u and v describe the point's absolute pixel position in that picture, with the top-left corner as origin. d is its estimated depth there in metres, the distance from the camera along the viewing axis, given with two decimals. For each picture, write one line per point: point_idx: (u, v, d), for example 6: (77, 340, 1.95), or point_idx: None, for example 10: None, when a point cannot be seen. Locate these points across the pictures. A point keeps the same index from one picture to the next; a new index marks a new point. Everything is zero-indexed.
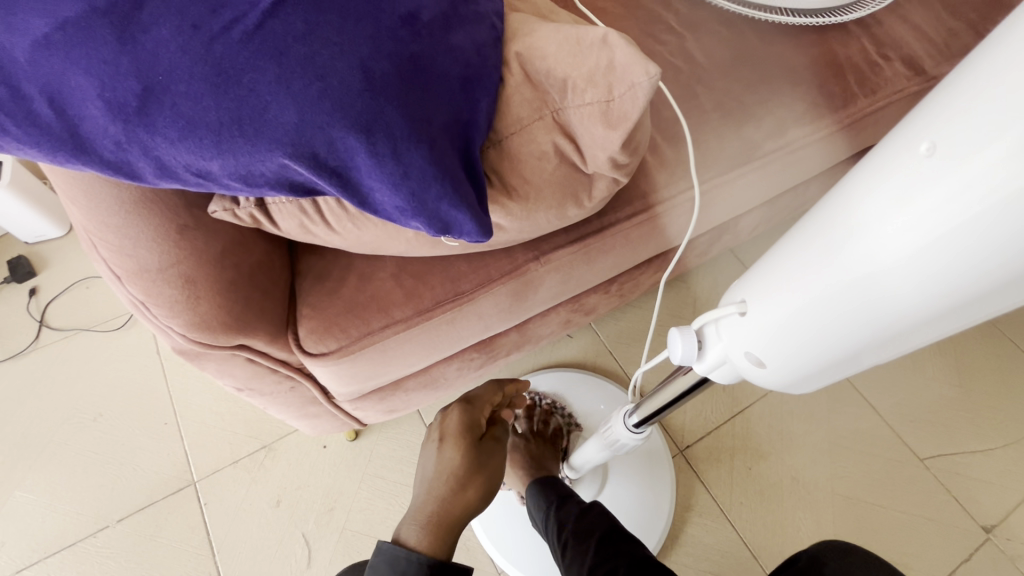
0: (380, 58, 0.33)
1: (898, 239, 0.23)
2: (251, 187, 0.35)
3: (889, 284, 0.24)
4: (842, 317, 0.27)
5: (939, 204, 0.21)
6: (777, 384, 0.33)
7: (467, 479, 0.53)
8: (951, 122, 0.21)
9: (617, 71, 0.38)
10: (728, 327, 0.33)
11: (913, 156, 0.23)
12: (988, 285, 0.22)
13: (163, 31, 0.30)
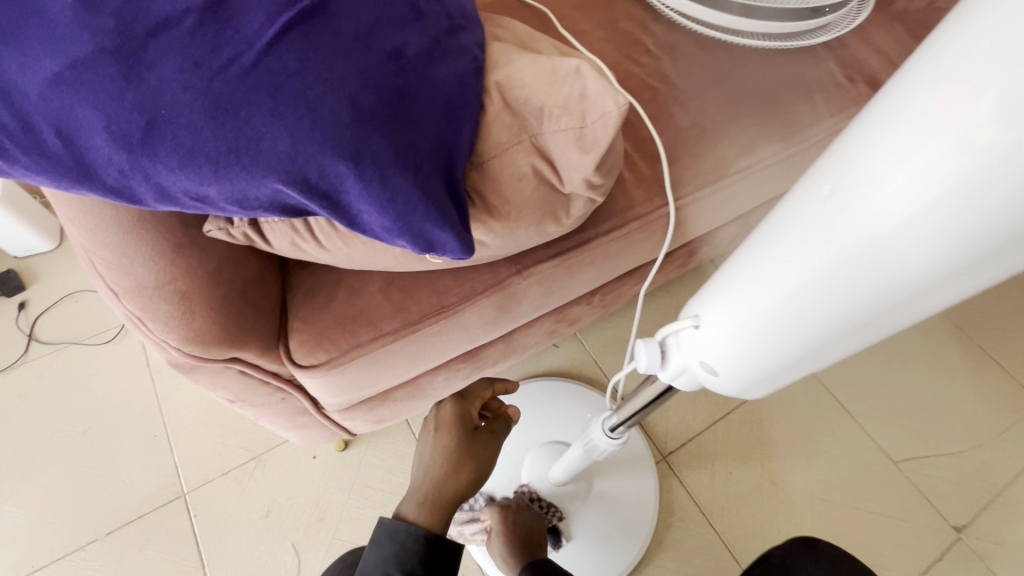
0: (368, 92, 0.36)
1: (821, 257, 0.27)
2: (246, 209, 0.37)
3: (817, 297, 0.28)
4: (781, 327, 0.30)
5: (852, 227, 0.25)
6: (731, 391, 0.36)
7: (460, 464, 0.56)
8: (852, 161, 0.25)
9: (589, 101, 0.41)
10: (687, 338, 0.36)
11: (829, 188, 0.26)
12: (898, 296, 0.26)
13: (166, 69, 0.32)
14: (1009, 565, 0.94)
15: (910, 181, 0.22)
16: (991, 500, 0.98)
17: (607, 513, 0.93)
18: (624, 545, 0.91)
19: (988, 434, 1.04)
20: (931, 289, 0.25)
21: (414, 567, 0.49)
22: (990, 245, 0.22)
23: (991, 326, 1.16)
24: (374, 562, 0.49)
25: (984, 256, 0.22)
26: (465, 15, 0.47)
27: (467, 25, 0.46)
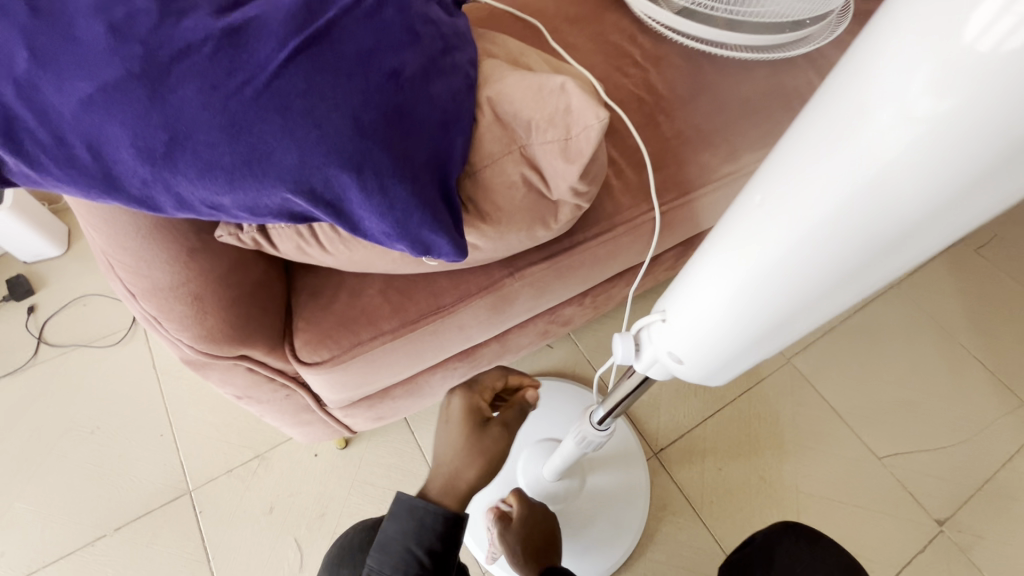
0: (369, 109, 0.39)
1: (759, 256, 0.28)
2: (256, 216, 0.41)
3: (759, 294, 0.29)
4: (730, 323, 0.32)
5: (783, 227, 0.26)
6: (699, 379, 0.38)
7: (468, 458, 0.58)
8: (783, 164, 0.26)
9: (573, 115, 0.44)
10: (656, 331, 0.38)
11: (763, 190, 0.27)
12: (834, 286, 0.27)
13: (187, 91, 0.35)
14: (990, 556, 0.97)
15: (833, 169, 0.23)
16: (972, 493, 1.02)
17: (597, 510, 0.96)
18: (613, 545, 0.94)
19: (969, 430, 1.08)
20: (861, 275, 0.26)
21: (431, 542, 0.51)
22: (905, 234, 0.23)
23: (971, 326, 1.19)
24: (394, 534, 0.50)
25: (903, 244, 0.24)
26: (458, 35, 0.50)
27: (460, 45, 0.50)
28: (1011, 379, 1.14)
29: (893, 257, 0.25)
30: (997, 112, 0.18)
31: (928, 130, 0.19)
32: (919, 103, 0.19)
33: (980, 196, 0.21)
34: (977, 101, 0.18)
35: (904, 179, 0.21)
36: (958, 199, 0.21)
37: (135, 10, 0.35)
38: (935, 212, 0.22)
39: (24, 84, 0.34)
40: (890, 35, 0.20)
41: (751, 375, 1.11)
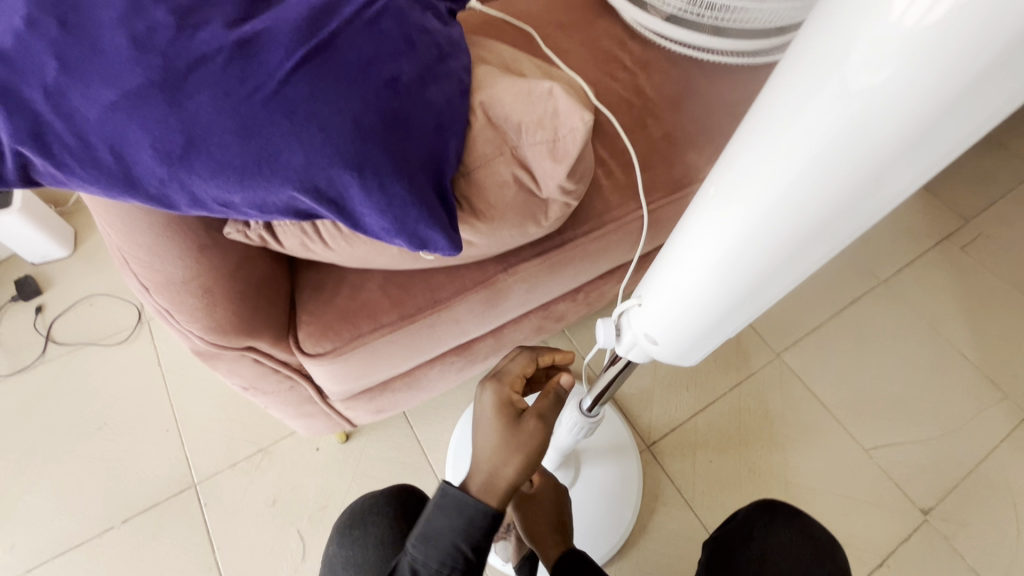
0: (368, 113, 0.43)
1: (715, 243, 0.30)
2: (264, 213, 0.44)
3: (720, 275, 0.32)
4: (697, 302, 0.34)
5: (733, 215, 0.29)
6: (674, 358, 0.41)
7: (509, 454, 0.51)
8: (729, 159, 0.28)
9: (560, 117, 0.47)
10: (634, 315, 0.41)
11: (717, 181, 0.30)
12: (785, 265, 0.30)
13: (202, 98, 0.38)
14: (972, 544, 0.99)
15: (765, 160, 0.26)
16: (956, 483, 1.04)
17: (589, 503, 0.98)
18: (605, 537, 0.96)
19: (953, 422, 1.10)
20: (806, 254, 0.29)
21: (477, 539, 0.49)
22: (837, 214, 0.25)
23: (956, 321, 1.22)
24: (442, 529, 0.48)
25: (839, 223, 0.26)
26: (452, 43, 0.54)
27: (454, 53, 0.53)
28: (995, 372, 1.17)
29: (831, 237, 0.27)
30: (899, 105, 0.20)
31: (846, 121, 0.21)
32: (837, 100, 0.21)
33: (897, 176, 0.23)
34: (883, 96, 0.20)
35: (831, 166, 0.23)
36: (877, 178, 0.23)
37: (154, 23, 0.38)
38: (860, 192, 0.24)
39: (54, 92, 0.37)
40: (805, 40, 0.22)
41: (741, 370, 1.14)
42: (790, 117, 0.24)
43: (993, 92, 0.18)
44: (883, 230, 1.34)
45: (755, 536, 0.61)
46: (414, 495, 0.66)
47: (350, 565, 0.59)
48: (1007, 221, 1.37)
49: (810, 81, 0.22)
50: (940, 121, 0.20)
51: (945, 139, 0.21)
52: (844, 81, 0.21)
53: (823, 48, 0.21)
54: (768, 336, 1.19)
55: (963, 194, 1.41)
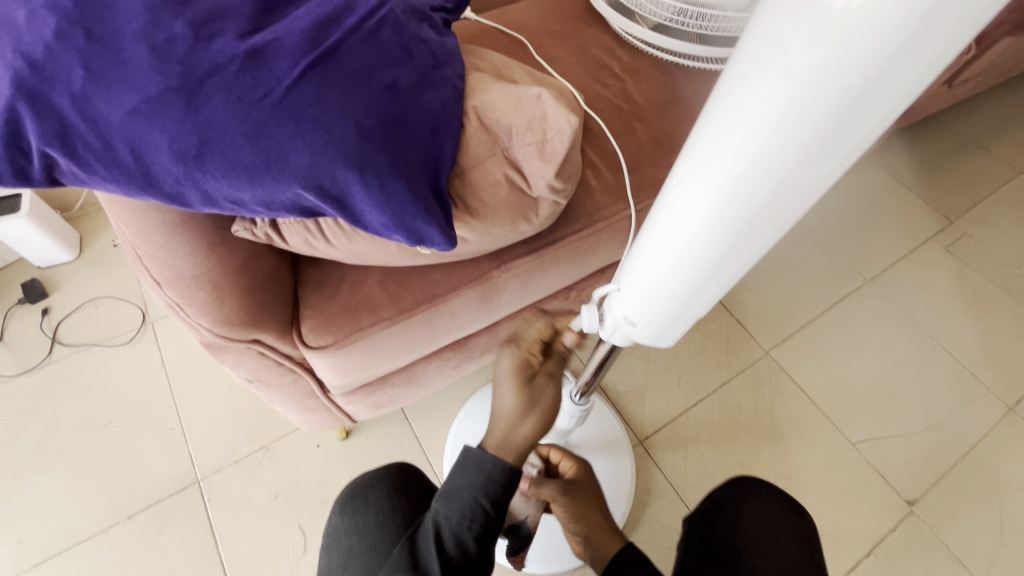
0: (369, 117, 0.46)
1: (680, 227, 0.34)
2: (271, 210, 0.47)
3: (685, 257, 0.35)
4: (668, 282, 0.38)
5: (692, 201, 0.32)
6: (651, 338, 0.45)
7: (526, 411, 0.54)
8: (689, 152, 0.32)
9: (548, 121, 0.51)
10: (614, 299, 0.45)
11: (680, 173, 0.33)
12: (740, 246, 0.33)
13: (216, 103, 0.42)
14: (958, 534, 1.02)
15: (714, 153, 0.29)
16: (942, 476, 1.07)
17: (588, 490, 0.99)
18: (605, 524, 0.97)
19: (938, 416, 1.13)
20: (758, 236, 0.32)
21: (497, 494, 0.51)
22: (779, 198, 0.29)
23: (941, 318, 1.25)
24: (463, 484, 0.51)
25: (782, 207, 0.29)
26: (447, 52, 0.57)
27: (449, 61, 0.56)
28: (978, 367, 1.20)
29: (778, 220, 0.30)
30: (819, 99, 0.23)
31: (779, 114, 0.25)
32: (772, 96, 0.25)
33: (826, 163, 0.26)
34: (807, 91, 0.23)
35: (771, 154, 0.26)
36: (808, 165, 0.26)
37: (173, 35, 0.42)
38: (796, 177, 0.27)
39: (80, 97, 0.40)
40: (744, 44, 0.26)
41: (731, 367, 1.17)
42: (734, 112, 0.27)
43: (895, 87, 0.22)
44: (869, 231, 1.37)
45: (728, 511, 0.67)
46: (412, 471, 0.70)
47: (353, 531, 0.63)
48: (989, 222, 1.41)
49: (750, 79, 0.25)
50: (854, 112, 0.23)
51: (860, 129, 0.24)
52: (777, 77, 0.24)
53: (760, 49, 0.24)
54: (758, 334, 1.22)
55: (947, 196, 1.45)
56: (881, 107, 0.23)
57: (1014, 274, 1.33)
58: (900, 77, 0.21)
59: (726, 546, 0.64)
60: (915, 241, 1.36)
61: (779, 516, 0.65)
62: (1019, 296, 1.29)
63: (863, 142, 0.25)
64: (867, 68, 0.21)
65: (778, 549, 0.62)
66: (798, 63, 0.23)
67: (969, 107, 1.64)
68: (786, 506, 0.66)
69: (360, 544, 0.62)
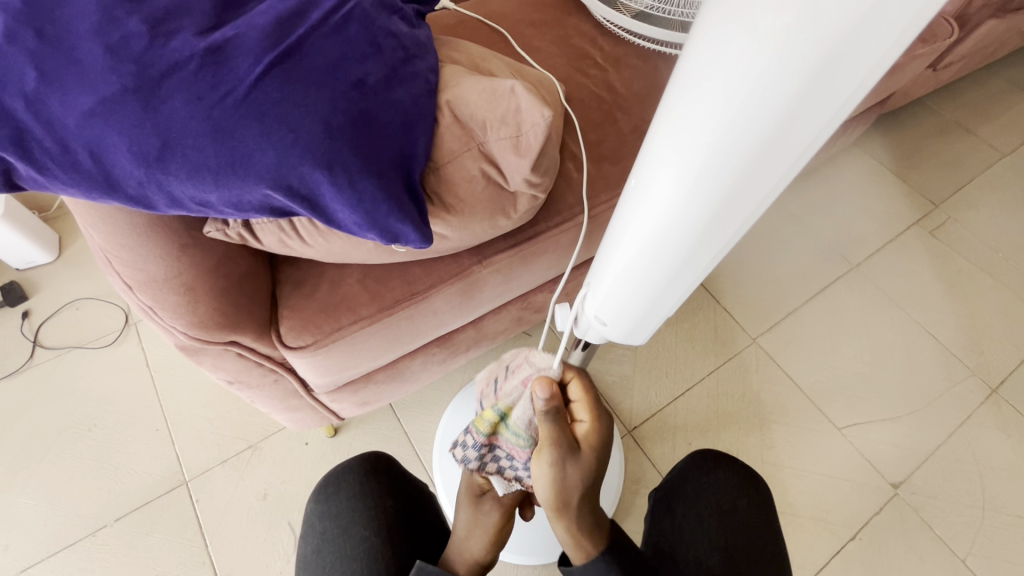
0: (336, 114, 0.45)
1: (640, 230, 0.35)
2: (240, 211, 0.46)
3: (645, 261, 0.36)
4: (636, 283, 0.39)
5: (648, 207, 0.33)
6: (624, 335, 0.47)
7: (471, 530, 0.60)
8: (646, 158, 0.32)
9: (522, 114, 0.50)
10: (586, 301, 0.47)
11: (639, 176, 0.33)
12: (700, 247, 0.33)
13: (176, 102, 0.41)
14: (941, 515, 1.03)
15: (667, 162, 0.29)
16: (926, 458, 1.08)
17: None
18: None
19: (922, 399, 1.14)
20: (716, 241, 0.33)
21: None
22: (729, 206, 0.29)
23: (926, 302, 1.26)
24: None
25: (735, 214, 0.30)
26: (419, 45, 0.56)
27: (420, 54, 0.55)
28: (962, 350, 1.21)
29: (732, 227, 0.32)
30: (755, 116, 0.24)
31: (718, 131, 0.25)
32: (716, 104, 0.25)
33: (772, 173, 0.27)
34: (742, 108, 0.24)
35: (717, 167, 0.27)
36: (753, 176, 0.27)
37: (128, 33, 0.41)
38: (744, 187, 0.28)
39: (34, 100, 0.39)
40: (691, 51, 0.25)
41: (719, 356, 1.18)
42: (679, 126, 0.27)
43: (832, 101, 0.22)
44: (855, 217, 1.38)
45: (691, 479, 0.77)
46: (383, 458, 0.73)
47: (326, 516, 0.67)
48: (974, 205, 1.42)
49: (694, 93, 0.26)
50: (790, 127, 0.23)
51: (800, 142, 0.24)
52: (713, 96, 0.24)
53: (698, 65, 0.25)
54: (745, 322, 1.22)
55: (933, 180, 1.46)
56: (817, 122, 0.23)
57: (998, 257, 1.34)
58: (834, 93, 0.21)
59: (692, 509, 0.75)
60: (901, 226, 1.37)
61: (734, 483, 0.76)
62: (1001, 278, 1.31)
63: (808, 151, 0.25)
64: (796, 86, 0.21)
65: (734, 498, 0.74)
66: (731, 85, 0.23)
67: (955, 90, 1.64)
68: (740, 471, 0.77)
69: (334, 526, 0.67)
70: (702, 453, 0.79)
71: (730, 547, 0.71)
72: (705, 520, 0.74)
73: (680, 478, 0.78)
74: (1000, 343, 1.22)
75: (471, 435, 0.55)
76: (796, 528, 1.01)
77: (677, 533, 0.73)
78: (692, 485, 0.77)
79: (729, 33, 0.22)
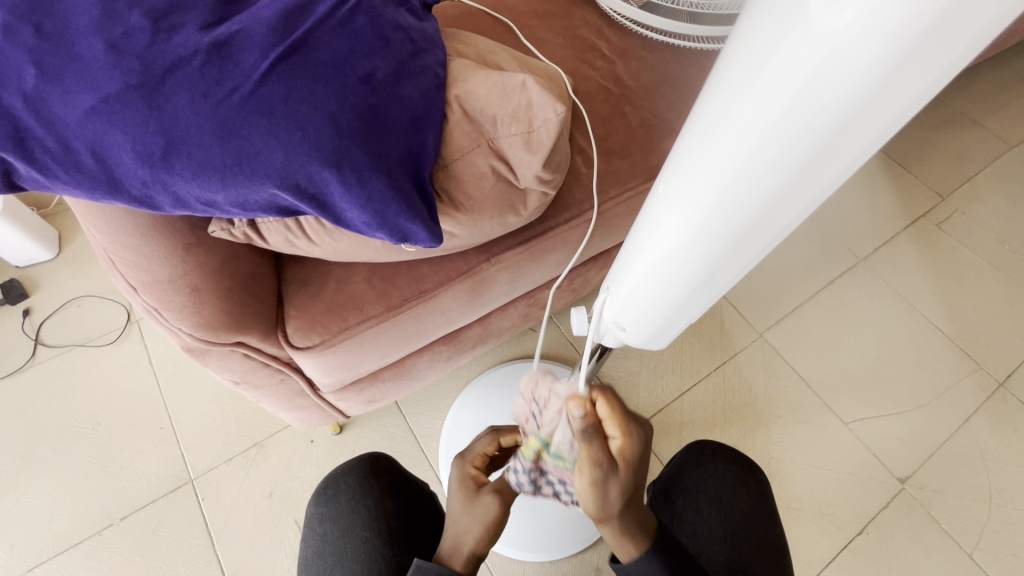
0: (345, 111, 0.43)
1: (666, 236, 0.34)
2: (247, 211, 0.45)
3: (669, 268, 0.36)
4: (660, 291, 0.38)
5: (675, 216, 0.32)
6: (643, 341, 0.46)
7: (468, 523, 0.55)
8: (675, 164, 0.31)
9: (534, 109, 0.49)
10: (604, 306, 0.46)
11: (667, 181, 0.32)
12: (730, 256, 0.32)
13: (181, 100, 0.39)
14: (947, 509, 1.03)
15: (699, 170, 0.28)
16: (932, 452, 1.08)
17: None
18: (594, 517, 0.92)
19: (928, 393, 1.14)
20: (745, 251, 0.32)
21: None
22: (764, 218, 0.28)
23: (932, 296, 1.25)
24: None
25: (769, 225, 0.29)
26: (427, 38, 0.55)
27: (429, 48, 0.54)
28: (968, 344, 1.20)
29: (763, 238, 0.31)
30: (796, 130, 0.23)
31: (757, 141, 0.24)
32: (757, 114, 0.24)
33: (811, 186, 0.26)
34: (784, 120, 0.23)
35: (754, 179, 0.26)
36: (790, 190, 0.26)
37: (130, 28, 0.40)
38: (780, 201, 0.27)
39: (33, 98, 0.37)
40: (732, 58, 0.24)
41: (724, 351, 1.17)
42: (712, 137, 0.27)
43: (884, 114, 0.21)
44: (862, 209, 1.36)
45: (689, 472, 0.76)
46: (383, 458, 0.72)
47: (326, 519, 0.67)
48: (980, 197, 1.41)
49: (733, 101, 0.25)
50: (835, 142, 0.22)
51: (845, 155, 0.23)
52: (755, 105, 0.23)
53: (738, 74, 0.24)
54: (750, 316, 1.22)
55: (938, 172, 1.44)
56: (865, 137, 0.22)
57: (1005, 250, 1.33)
58: (888, 106, 0.20)
59: (692, 502, 0.74)
60: (908, 219, 1.36)
61: (731, 474, 0.75)
62: (1008, 271, 1.30)
63: (851, 163, 0.24)
64: (847, 100, 0.20)
65: (733, 488, 0.74)
66: (774, 98, 0.22)
67: (961, 82, 1.63)
68: (736, 460, 0.76)
69: (337, 527, 0.66)
70: (701, 444, 0.78)
71: (732, 539, 0.70)
72: (705, 511, 0.73)
73: (677, 471, 0.77)
74: (1007, 336, 1.21)
75: (518, 461, 0.53)
76: (802, 523, 1.01)
77: (678, 527, 0.73)
78: (691, 477, 0.76)
79: (775, 41, 0.21)
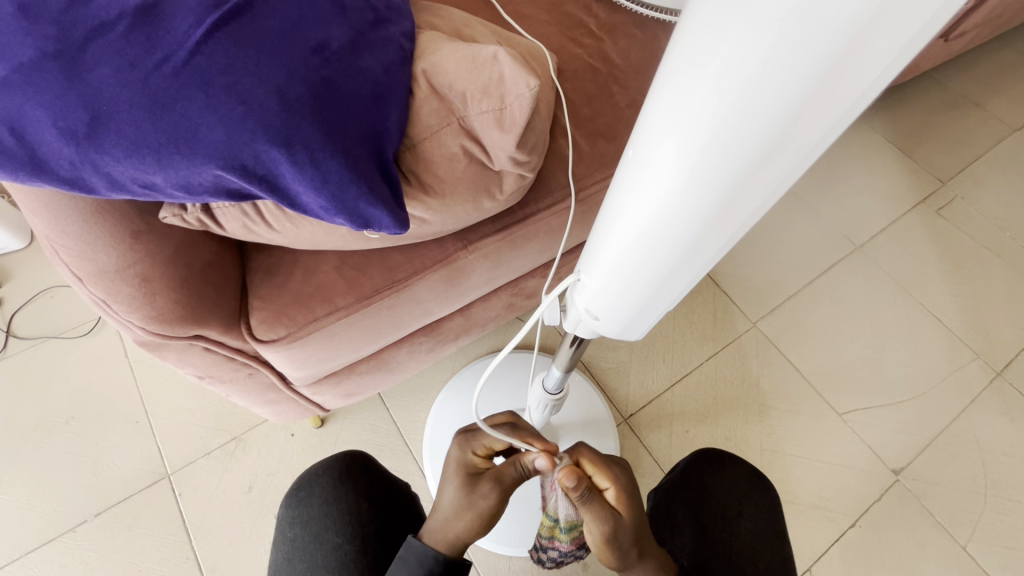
0: (295, 83, 0.40)
1: (637, 214, 0.30)
2: (192, 195, 0.41)
3: (641, 250, 0.32)
4: (633, 275, 0.35)
5: (644, 191, 0.29)
6: (617, 330, 0.43)
7: (461, 511, 0.49)
8: (641, 133, 0.28)
9: (506, 83, 0.45)
10: (576, 293, 0.42)
11: (635, 152, 0.29)
12: (706, 235, 0.29)
13: (104, 70, 0.36)
14: (942, 501, 1.01)
15: (668, 138, 0.25)
16: (927, 444, 1.05)
17: None
18: None
19: (924, 384, 1.11)
20: (724, 229, 0.29)
21: None
22: (743, 190, 0.25)
23: (928, 283, 1.22)
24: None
25: (748, 200, 0.26)
26: (392, 8, 0.51)
27: (393, 18, 0.50)
28: (966, 333, 1.17)
29: (744, 214, 0.27)
30: (780, 80, 0.19)
31: (733, 97, 0.21)
32: (733, 64, 0.20)
33: (796, 151, 0.22)
34: (762, 71, 0.19)
35: (729, 146, 0.23)
36: (775, 155, 0.23)
37: None
38: (761, 168, 0.23)
39: None
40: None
41: (717, 341, 1.14)
42: (682, 95, 0.23)
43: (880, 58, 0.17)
44: (859, 195, 1.33)
45: (694, 482, 0.74)
46: (358, 457, 0.70)
47: (297, 522, 0.65)
48: (980, 182, 1.37)
49: (705, 50, 0.21)
50: (819, 96, 0.19)
51: (832, 113, 0.20)
52: (730, 52, 0.20)
53: (711, 18, 0.20)
54: (745, 305, 1.19)
55: (939, 157, 1.40)
56: (857, 89, 0.19)
57: (1006, 236, 1.30)
58: (884, 49, 0.17)
59: (692, 516, 0.72)
60: (906, 204, 1.33)
61: (742, 488, 0.72)
62: (1007, 258, 1.27)
63: (840, 124, 0.21)
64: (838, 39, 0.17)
65: (743, 507, 0.71)
66: (747, 47, 0.19)
67: (961, 62, 1.58)
68: (749, 477, 0.73)
69: (306, 533, 0.64)
70: (713, 452, 0.76)
71: (737, 559, 0.67)
72: (709, 529, 0.70)
73: (679, 479, 0.75)
74: (1005, 324, 1.19)
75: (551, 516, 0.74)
76: (794, 516, 0.99)
77: (676, 544, 0.70)
78: (696, 488, 0.74)
79: None
